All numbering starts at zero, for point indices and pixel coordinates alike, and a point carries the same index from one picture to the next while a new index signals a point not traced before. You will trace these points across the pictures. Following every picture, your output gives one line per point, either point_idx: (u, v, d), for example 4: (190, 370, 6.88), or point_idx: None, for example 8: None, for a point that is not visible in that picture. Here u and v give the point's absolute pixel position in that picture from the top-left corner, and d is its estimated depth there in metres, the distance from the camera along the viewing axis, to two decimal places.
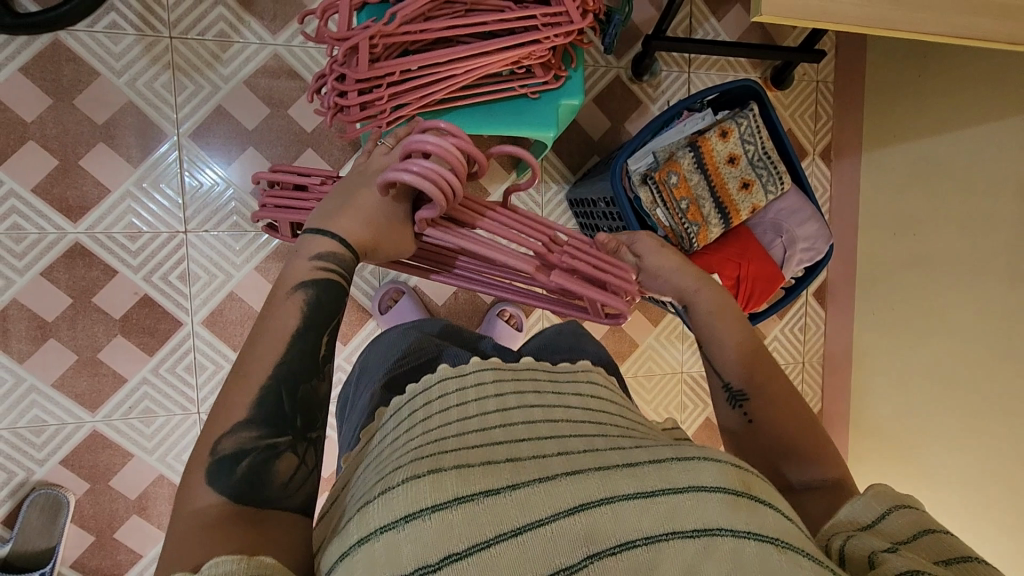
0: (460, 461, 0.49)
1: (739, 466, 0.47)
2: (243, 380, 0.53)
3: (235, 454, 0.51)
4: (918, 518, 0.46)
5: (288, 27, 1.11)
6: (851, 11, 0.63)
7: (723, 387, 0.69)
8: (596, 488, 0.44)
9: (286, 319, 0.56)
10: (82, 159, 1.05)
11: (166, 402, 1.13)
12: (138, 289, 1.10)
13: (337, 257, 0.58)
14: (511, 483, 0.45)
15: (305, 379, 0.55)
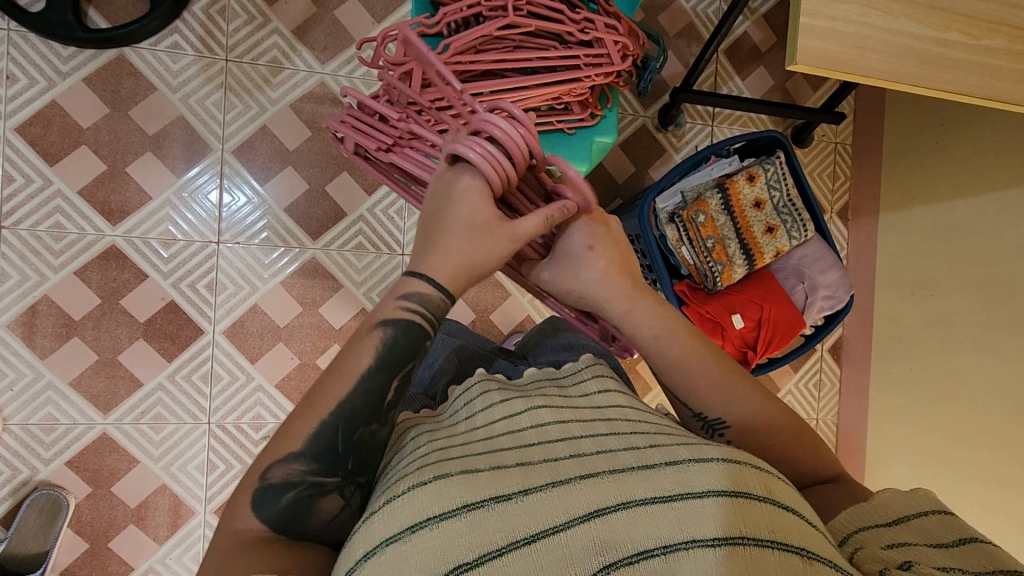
0: (469, 467, 0.50)
1: (761, 469, 0.47)
2: (310, 407, 0.61)
3: (284, 484, 0.58)
4: (925, 529, 0.48)
5: (337, 57, 1.18)
6: (882, 66, 0.67)
7: (694, 417, 0.68)
8: (610, 493, 0.45)
9: (360, 358, 0.63)
10: (129, 166, 1.10)
11: (178, 410, 1.13)
12: (165, 294, 1.12)
13: (416, 299, 0.65)
14: (523, 488, 0.46)
15: (363, 424, 0.61)
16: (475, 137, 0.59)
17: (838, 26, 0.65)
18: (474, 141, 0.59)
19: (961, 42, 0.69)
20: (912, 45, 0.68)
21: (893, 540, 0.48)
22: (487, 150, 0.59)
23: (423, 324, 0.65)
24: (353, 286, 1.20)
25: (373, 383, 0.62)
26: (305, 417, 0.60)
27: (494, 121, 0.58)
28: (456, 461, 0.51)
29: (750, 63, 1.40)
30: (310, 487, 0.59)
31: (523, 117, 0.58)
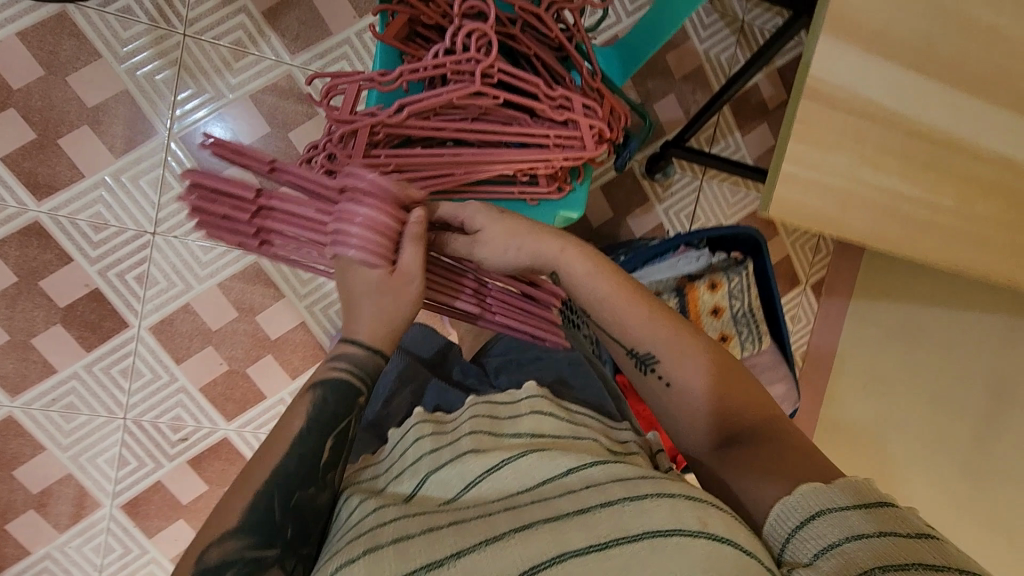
0: (409, 532, 0.53)
1: (698, 504, 0.52)
2: (244, 482, 0.56)
3: (219, 565, 0.52)
4: (847, 524, 0.51)
5: (309, 49, 1.08)
6: (863, 226, 0.62)
7: (628, 356, 0.69)
8: (545, 546, 0.49)
9: (292, 421, 0.58)
10: (61, 138, 1.00)
11: (93, 401, 1.08)
12: (90, 281, 1.04)
13: (346, 356, 0.61)
14: (454, 553, 0.49)
15: (301, 485, 0.56)
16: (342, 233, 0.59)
17: (825, 176, 0.59)
18: (344, 237, 0.59)
19: (953, 206, 0.64)
20: (899, 205, 0.62)
21: (823, 543, 0.51)
22: (362, 237, 0.58)
23: (353, 380, 0.60)
24: (295, 298, 1.14)
25: (311, 445, 0.58)
26: (242, 491, 0.55)
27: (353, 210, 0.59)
28: (388, 528, 0.53)
29: (755, 118, 1.32)
30: (249, 565, 0.53)
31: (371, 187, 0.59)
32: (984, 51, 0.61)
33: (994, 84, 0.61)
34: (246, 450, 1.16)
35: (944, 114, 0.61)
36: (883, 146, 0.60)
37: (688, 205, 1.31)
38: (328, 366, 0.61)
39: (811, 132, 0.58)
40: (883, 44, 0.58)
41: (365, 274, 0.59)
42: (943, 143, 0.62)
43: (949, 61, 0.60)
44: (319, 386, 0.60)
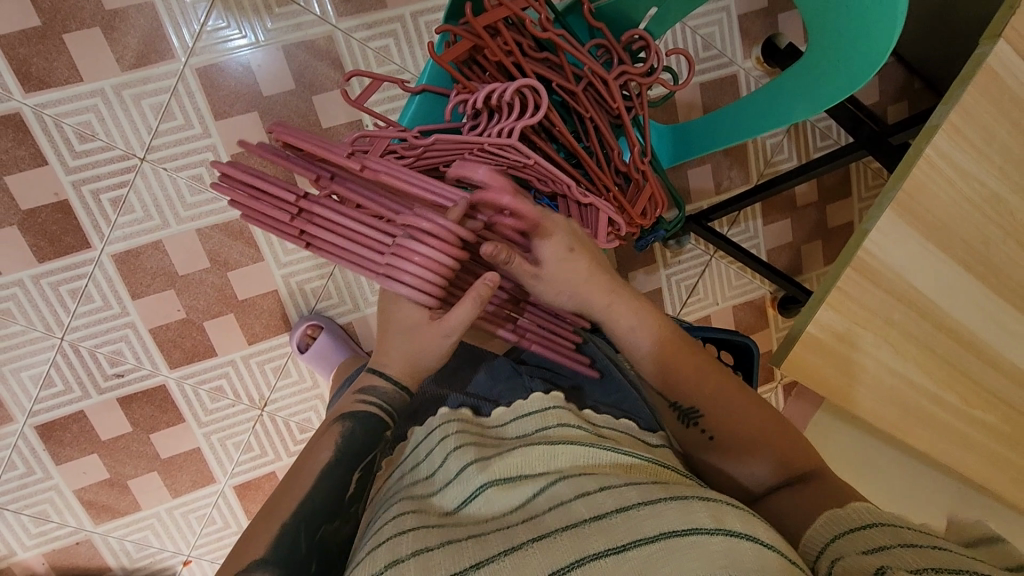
0: (422, 542, 0.43)
1: (713, 502, 0.42)
2: (270, 516, 0.54)
3: None
4: (900, 532, 0.40)
5: (357, 17, 1.01)
6: (866, 400, 0.60)
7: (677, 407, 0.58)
8: (591, 542, 0.39)
9: (320, 451, 0.57)
10: (67, 34, 0.92)
11: (32, 313, 1.01)
12: (61, 191, 0.97)
13: (377, 392, 0.59)
14: (473, 565, 0.40)
15: (328, 520, 0.55)
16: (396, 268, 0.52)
17: (842, 347, 0.57)
18: (398, 272, 0.52)
19: (956, 407, 0.62)
20: (905, 392, 0.61)
21: (872, 544, 0.40)
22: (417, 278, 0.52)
23: (382, 417, 0.59)
24: (274, 264, 1.09)
25: (336, 480, 0.56)
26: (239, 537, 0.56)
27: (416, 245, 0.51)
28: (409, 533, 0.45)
29: (780, 211, 1.30)
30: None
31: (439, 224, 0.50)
32: None
33: None
34: (181, 402, 1.11)
35: (979, 318, 0.59)
36: (908, 331, 0.59)
37: (691, 277, 1.28)
38: (360, 400, 0.59)
39: (842, 301, 0.56)
40: (943, 236, 0.56)
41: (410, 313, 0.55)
42: (969, 344, 0.60)
43: (1002, 269, 0.58)
44: (348, 419, 0.59)
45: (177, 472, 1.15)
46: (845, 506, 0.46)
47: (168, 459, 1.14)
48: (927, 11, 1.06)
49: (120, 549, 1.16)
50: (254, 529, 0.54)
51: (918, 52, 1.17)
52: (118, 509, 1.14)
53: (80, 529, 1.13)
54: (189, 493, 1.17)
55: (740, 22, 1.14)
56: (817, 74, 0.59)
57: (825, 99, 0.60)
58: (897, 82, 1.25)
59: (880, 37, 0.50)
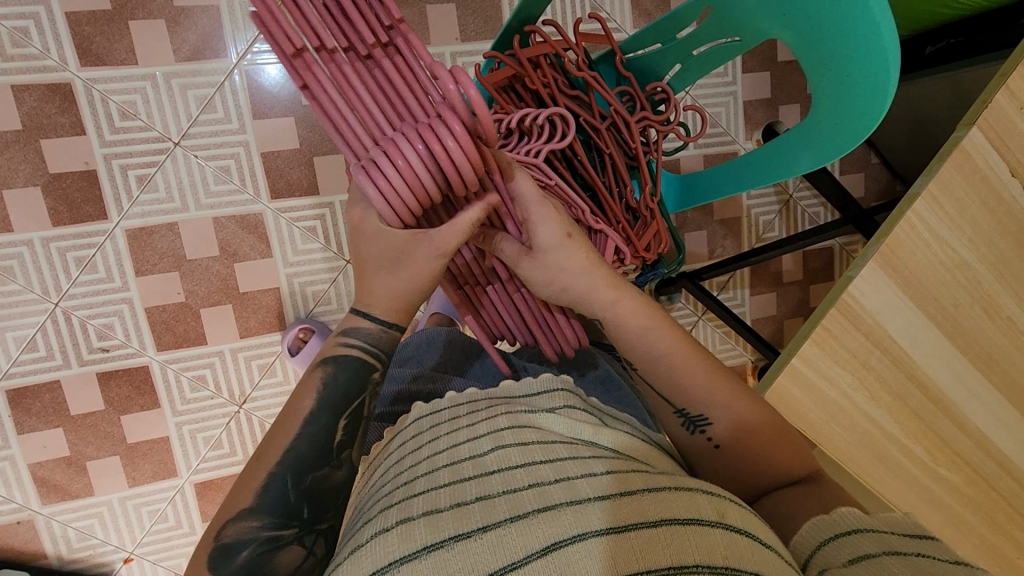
0: (430, 506, 0.45)
1: (715, 495, 0.44)
2: (258, 462, 0.55)
3: (233, 545, 0.52)
4: (885, 540, 0.42)
5: None
6: (839, 439, 0.64)
7: (673, 413, 0.62)
8: (598, 517, 0.41)
9: (303, 399, 0.58)
10: (133, 21, 0.98)
11: (32, 274, 1.02)
12: (91, 161, 1.01)
13: (363, 336, 0.60)
14: (484, 525, 0.41)
15: (316, 467, 0.56)
16: (379, 161, 0.49)
17: (821, 383, 0.63)
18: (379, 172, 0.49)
19: (924, 460, 0.66)
20: (879, 439, 0.65)
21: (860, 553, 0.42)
22: (392, 183, 0.49)
23: (365, 359, 0.60)
24: (281, 262, 1.11)
25: (323, 425, 0.57)
26: (254, 471, 0.55)
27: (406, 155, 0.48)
28: (421, 498, 0.46)
29: (767, 284, 1.36)
30: (264, 546, 0.53)
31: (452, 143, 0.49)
32: (1002, 336, 0.65)
33: (1000, 367, 0.66)
34: (160, 387, 1.10)
35: (947, 375, 0.65)
36: (883, 378, 0.64)
37: None
38: (342, 344, 0.60)
39: (826, 340, 0.62)
40: (918, 292, 0.63)
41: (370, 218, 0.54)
42: (938, 401, 0.65)
43: (967, 332, 0.65)
44: (331, 364, 0.59)
45: (140, 460, 1.11)
46: (834, 512, 0.47)
47: (133, 445, 1.10)
48: (912, 123, 1.18)
49: (62, 535, 1.11)
50: (239, 478, 0.56)
51: (903, 158, 1.29)
52: (69, 492, 1.09)
53: (24, 507, 1.08)
54: (147, 484, 1.13)
55: (745, 106, 1.25)
56: (820, 129, 0.66)
57: (820, 155, 0.68)
58: (881, 183, 1.37)
59: (867, 107, 0.59)
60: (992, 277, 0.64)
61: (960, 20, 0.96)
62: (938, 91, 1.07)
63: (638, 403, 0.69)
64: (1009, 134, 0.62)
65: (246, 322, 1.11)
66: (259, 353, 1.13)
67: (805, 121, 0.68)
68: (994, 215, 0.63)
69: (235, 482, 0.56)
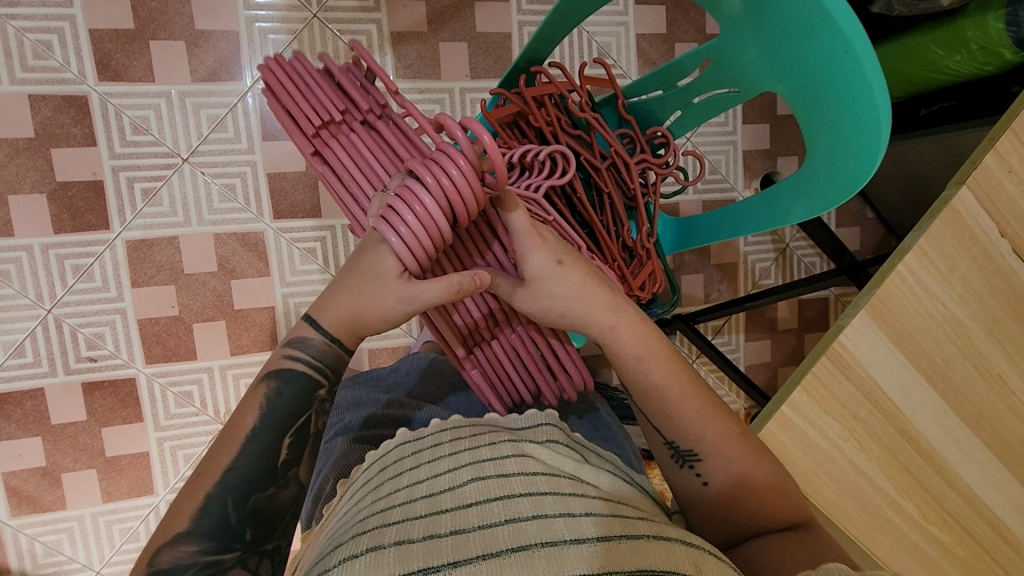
0: (403, 535, 0.44)
1: (694, 550, 0.44)
2: (197, 483, 0.55)
3: (170, 570, 0.51)
4: None
5: (413, 82, 1.13)
6: (828, 491, 0.63)
7: (666, 445, 0.61)
8: (573, 563, 0.40)
9: (244, 419, 0.57)
10: (154, 41, 1.01)
11: (27, 279, 1.02)
12: (99, 172, 1.02)
13: (308, 353, 0.60)
14: (455, 560, 0.40)
15: (260, 489, 0.55)
16: (398, 210, 0.52)
17: (811, 432, 0.62)
18: (394, 219, 0.52)
19: (914, 518, 0.65)
20: (868, 493, 0.64)
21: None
22: (413, 231, 0.52)
23: (311, 373, 0.60)
24: (278, 281, 1.12)
25: (265, 444, 0.56)
26: (192, 492, 0.54)
27: (419, 195, 0.51)
28: (394, 526, 0.45)
29: (761, 331, 1.36)
30: (205, 569, 0.52)
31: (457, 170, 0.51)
32: (990, 393, 0.65)
33: (989, 425, 0.65)
34: (145, 401, 1.09)
35: (936, 430, 0.65)
36: (873, 430, 0.63)
37: None
38: (285, 358, 0.60)
39: (817, 389, 0.62)
40: (908, 345, 0.63)
41: (387, 259, 0.55)
42: (928, 456, 0.65)
43: (956, 386, 0.65)
44: (275, 378, 0.59)
45: (117, 475, 1.09)
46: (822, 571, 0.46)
47: (111, 459, 1.08)
48: (907, 181, 1.21)
49: (28, 549, 1.07)
50: (179, 498, 0.55)
51: (898, 214, 1.32)
52: (40, 504, 1.06)
53: None
54: (122, 501, 1.10)
55: (744, 155, 1.28)
56: (814, 179, 0.68)
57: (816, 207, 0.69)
58: (876, 237, 1.39)
59: (859, 164, 0.61)
60: (983, 334, 0.65)
61: (955, 86, 1.00)
62: (930, 150, 1.10)
63: (626, 449, 0.70)
64: (996, 194, 0.64)
65: (237, 339, 1.10)
66: (248, 371, 1.12)
67: (800, 171, 0.69)
68: (984, 274, 0.64)
69: (172, 504, 0.55)
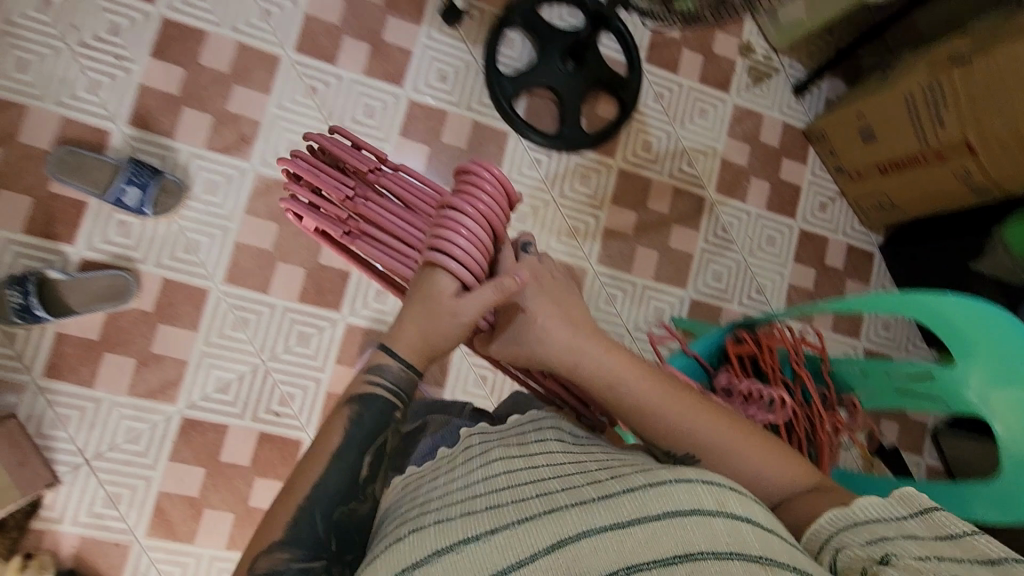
0: (449, 515, 0.55)
1: (717, 487, 0.53)
2: (290, 496, 0.62)
3: (266, 573, 0.59)
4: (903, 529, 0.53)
5: (609, 269, 1.36)
6: None
7: (663, 452, 0.70)
8: (597, 514, 0.51)
9: (331, 437, 0.65)
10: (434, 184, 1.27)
11: (259, 331, 1.18)
12: (351, 265, 1.22)
13: (385, 375, 0.69)
14: (494, 528, 0.52)
15: (339, 503, 0.63)
16: (451, 244, 0.68)
17: None
18: (451, 249, 0.68)
19: None
20: None
21: (875, 537, 0.53)
22: (467, 250, 0.68)
23: (388, 398, 0.68)
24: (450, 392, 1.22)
25: (349, 462, 0.64)
26: (285, 505, 0.62)
27: (462, 221, 0.69)
28: (442, 509, 0.57)
29: None
30: (299, 575, 0.59)
31: (481, 199, 0.70)
32: None
33: None
34: None
35: None
36: None
37: None
38: (368, 382, 0.68)
39: None
40: None
41: (444, 281, 0.68)
42: None
43: None
44: (358, 403, 0.67)
45: (250, 527, 1.15)
46: (851, 505, 0.58)
47: (252, 510, 1.15)
48: None
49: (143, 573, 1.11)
50: (273, 511, 0.62)
51: None
52: (175, 532, 1.12)
53: (130, 531, 1.11)
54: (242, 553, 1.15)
55: None
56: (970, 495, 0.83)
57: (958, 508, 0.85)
58: None
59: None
60: None
61: None
62: None
63: None
64: None
65: None
66: None
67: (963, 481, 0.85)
68: None
69: (267, 515, 0.62)
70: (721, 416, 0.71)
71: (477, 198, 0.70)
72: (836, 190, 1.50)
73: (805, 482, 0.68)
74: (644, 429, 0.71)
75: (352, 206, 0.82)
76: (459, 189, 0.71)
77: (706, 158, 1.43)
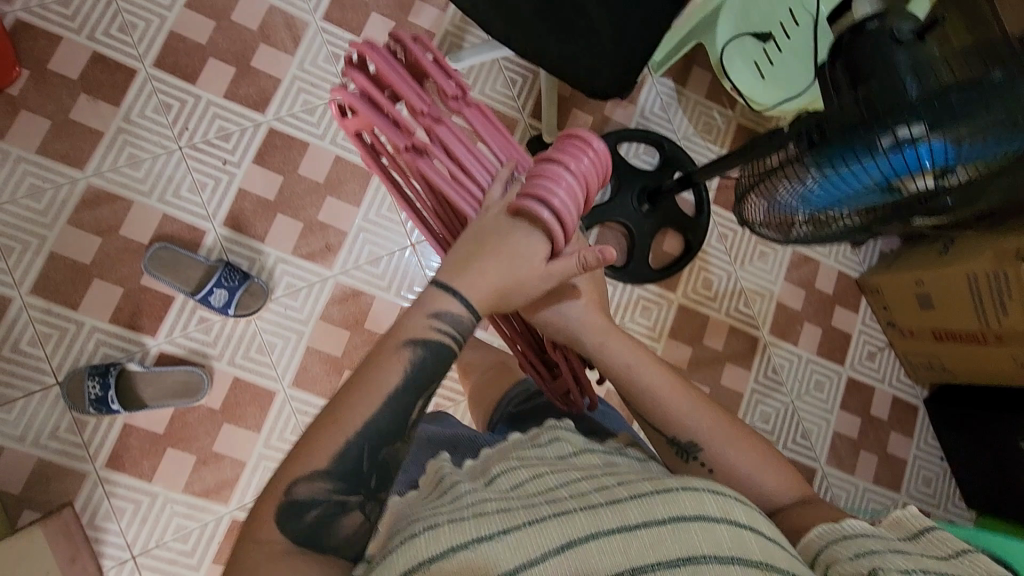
0: (453, 514, 0.52)
1: (719, 493, 0.52)
2: (332, 424, 0.56)
3: (309, 502, 0.54)
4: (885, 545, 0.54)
5: None
6: None
7: (669, 441, 0.72)
8: (606, 518, 0.50)
9: (389, 375, 0.58)
10: None
11: None
12: None
13: (451, 322, 0.61)
14: (503, 529, 0.50)
15: (389, 442, 0.57)
16: (546, 197, 0.59)
17: None
18: (547, 198, 0.59)
19: None
20: None
21: (863, 549, 0.54)
22: (563, 207, 0.59)
23: (451, 345, 0.61)
24: None
25: (402, 405, 0.58)
26: (332, 434, 0.55)
27: (560, 184, 0.59)
28: (445, 507, 0.54)
29: None
30: (335, 508, 0.55)
31: (589, 158, 0.60)
32: None
33: None
34: None
35: None
36: None
37: None
38: (428, 324, 0.60)
39: None
40: None
41: (537, 243, 0.61)
42: None
43: None
44: (420, 348, 0.59)
45: None
46: (841, 521, 0.60)
47: None
48: None
49: None
50: (305, 442, 0.56)
51: None
52: None
53: None
54: None
55: None
56: None
57: None
58: None
59: None
60: None
61: None
62: None
63: None
64: None
65: None
66: None
67: None
68: None
69: (308, 436, 0.56)
70: (744, 432, 0.71)
71: (583, 156, 0.60)
72: (885, 341, 1.53)
73: (798, 493, 0.68)
74: (647, 414, 0.72)
75: (426, 121, 0.63)
76: (563, 147, 0.60)
77: (763, 300, 1.47)
